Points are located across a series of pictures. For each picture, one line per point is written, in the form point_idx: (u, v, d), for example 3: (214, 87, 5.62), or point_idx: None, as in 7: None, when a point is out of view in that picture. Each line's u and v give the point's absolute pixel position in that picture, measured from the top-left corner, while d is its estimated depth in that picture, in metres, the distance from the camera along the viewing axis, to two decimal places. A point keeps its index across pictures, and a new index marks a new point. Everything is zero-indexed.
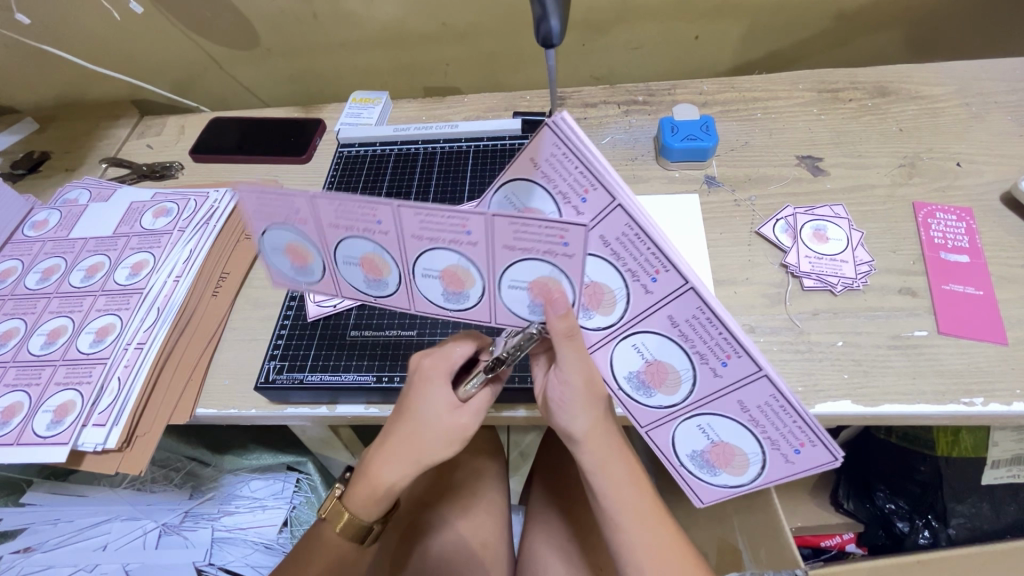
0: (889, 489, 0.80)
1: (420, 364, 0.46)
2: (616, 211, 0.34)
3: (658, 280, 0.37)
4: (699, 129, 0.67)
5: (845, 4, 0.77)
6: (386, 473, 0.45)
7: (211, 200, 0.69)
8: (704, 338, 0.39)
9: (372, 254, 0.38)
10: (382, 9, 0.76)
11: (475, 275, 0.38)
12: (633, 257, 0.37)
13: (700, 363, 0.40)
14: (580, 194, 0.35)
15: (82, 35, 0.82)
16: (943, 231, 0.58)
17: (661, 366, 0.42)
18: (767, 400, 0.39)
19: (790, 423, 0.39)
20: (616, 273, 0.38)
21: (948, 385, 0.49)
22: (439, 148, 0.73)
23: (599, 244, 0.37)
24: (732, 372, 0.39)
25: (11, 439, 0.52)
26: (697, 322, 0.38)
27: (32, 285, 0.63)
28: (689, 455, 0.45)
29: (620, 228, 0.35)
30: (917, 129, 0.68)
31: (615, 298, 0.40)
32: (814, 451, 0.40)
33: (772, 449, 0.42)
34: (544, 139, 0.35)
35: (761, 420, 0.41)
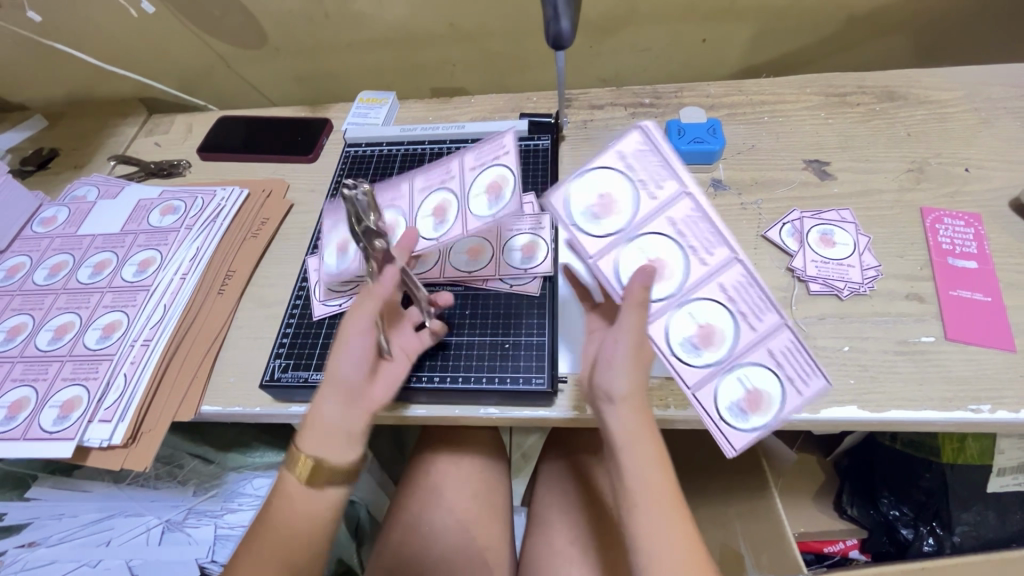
0: (893, 495, 0.80)
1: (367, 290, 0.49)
2: (682, 198, 0.47)
3: (710, 253, 0.47)
4: (706, 131, 0.67)
5: (854, 7, 0.76)
6: (321, 405, 0.47)
7: (218, 198, 0.69)
8: (746, 297, 0.46)
9: (444, 198, 0.56)
10: (391, 9, 0.77)
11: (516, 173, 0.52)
12: (692, 236, 0.47)
13: (743, 320, 0.46)
14: (657, 184, 0.47)
15: (93, 33, 0.82)
16: (952, 237, 0.58)
17: (711, 324, 0.47)
18: (788, 345, 0.46)
19: (806, 360, 0.45)
20: (676, 249, 0.47)
21: (955, 392, 0.49)
22: (446, 148, 0.74)
23: (667, 223, 0.47)
24: (764, 326, 0.46)
25: (17, 434, 0.52)
26: (740, 287, 0.47)
27: (40, 280, 0.64)
28: (727, 409, 0.46)
29: (685, 212, 0.47)
30: (926, 134, 0.67)
31: (672, 269, 0.47)
32: (819, 385, 0.45)
33: (790, 391, 0.45)
34: (635, 138, 0.48)
35: (784, 364, 0.46)
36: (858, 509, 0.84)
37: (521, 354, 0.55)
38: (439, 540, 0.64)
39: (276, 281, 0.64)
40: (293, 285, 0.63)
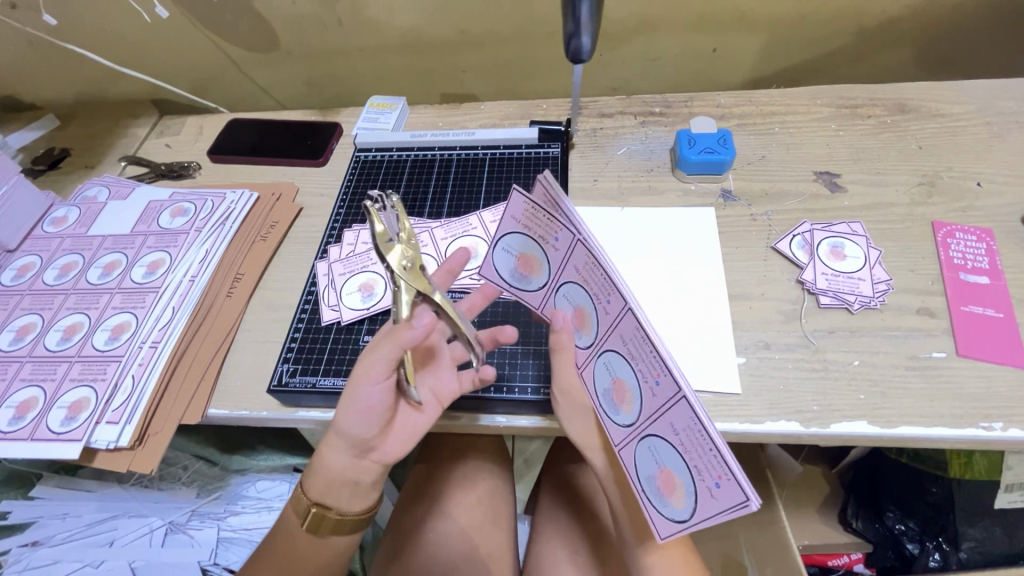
0: (900, 509, 0.79)
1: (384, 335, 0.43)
2: (577, 246, 0.40)
3: (612, 302, 0.40)
4: (716, 141, 0.67)
5: (865, 19, 0.77)
6: (326, 452, 0.47)
7: (228, 201, 0.69)
8: (644, 355, 0.38)
9: (529, 252, 0.45)
10: (403, 15, 0.77)
11: (543, 267, 0.45)
12: (595, 282, 0.40)
13: (644, 381, 0.39)
14: (552, 234, 0.42)
15: (107, 35, 0.83)
16: (963, 251, 0.58)
17: (623, 385, 0.41)
18: (690, 425, 0.35)
19: (708, 451, 0.34)
20: (586, 295, 0.42)
21: (966, 408, 0.48)
22: (455, 154, 0.74)
23: (574, 272, 0.42)
24: (663, 391, 0.37)
25: (24, 435, 0.52)
26: (637, 340, 0.38)
27: (50, 281, 0.64)
28: (646, 479, 0.42)
29: (582, 258, 0.40)
30: (937, 148, 0.67)
31: (591, 319, 0.43)
32: (730, 486, 0.34)
33: (698, 480, 0.36)
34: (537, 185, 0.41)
35: (688, 446, 0.36)
36: (864, 522, 0.82)
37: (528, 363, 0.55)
38: (445, 547, 0.63)
39: (284, 285, 0.64)
40: (302, 289, 0.63)
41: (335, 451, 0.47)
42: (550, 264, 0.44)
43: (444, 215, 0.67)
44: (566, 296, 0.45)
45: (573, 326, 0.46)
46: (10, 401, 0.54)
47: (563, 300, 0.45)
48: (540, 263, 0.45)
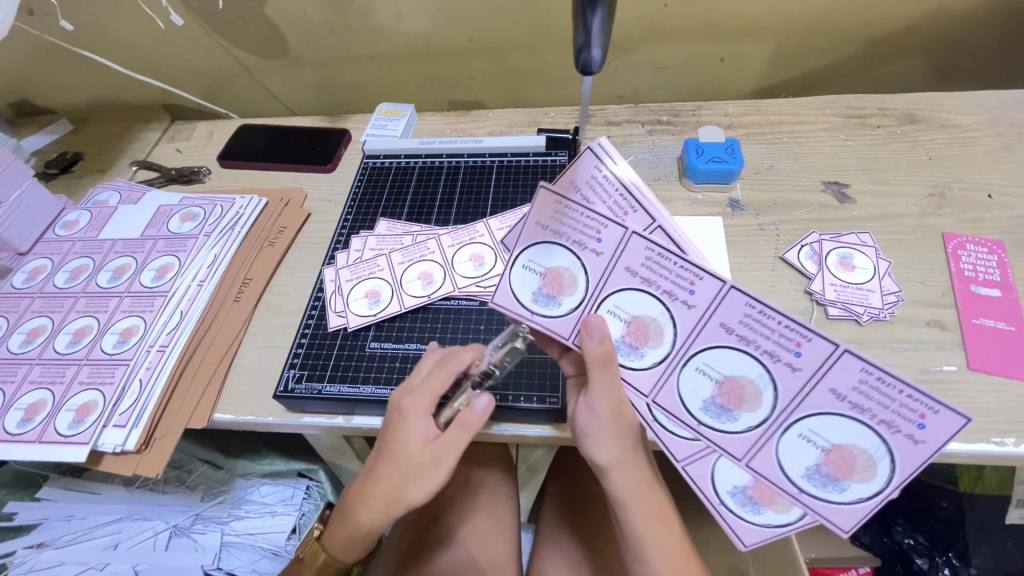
0: (908, 522, 0.80)
1: (408, 402, 0.45)
2: (633, 239, 0.36)
3: (696, 291, 0.36)
4: (724, 151, 0.67)
5: (874, 29, 0.76)
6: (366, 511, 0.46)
7: (237, 206, 0.69)
8: (766, 333, 0.34)
9: (560, 266, 0.39)
10: (413, 23, 0.78)
11: (580, 283, 0.39)
12: (664, 277, 0.36)
13: (773, 362, 0.35)
14: (594, 234, 0.38)
15: (122, 42, 0.84)
16: (974, 263, 0.57)
17: (734, 381, 0.36)
18: (860, 379, 0.32)
19: (898, 396, 0.32)
20: (651, 297, 0.37)
21: (977, 423, 0.48)
22: (463, 162, 0.74)
23: (629, 275, 0.37)
24: (809, 360, 0.34)
25: (33, 437, 0.52)
26: (751, 320, 0.34)
27: (61, 284, 0.65)
28: (805, 475, 0.35)
29: (643, 253, 0.36)
30: (947, 158, 0.67)
31: (660, 326, 0.38)
32: (941, 420, 0.31)
33: (890, 432, 0.33)
34: (585, 165, 0.40)
35: (866, 403, 0.33)
36: (871, 536, 0.83)
37: (534, 370, 0.55)
38: (448, 556, 0.63)
39: (291, 290, 0.64)
40: (309, 295, 0.63)
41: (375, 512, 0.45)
42: (590, 274, 0.39)
43: (451, 222, 0.68)
44: (617, 308, 0.39)
45: (627, 344, 0.40)
46: (19, 403, 0.55)
47: (610, 317, 0.39)
48: (576, 277, 0.39)
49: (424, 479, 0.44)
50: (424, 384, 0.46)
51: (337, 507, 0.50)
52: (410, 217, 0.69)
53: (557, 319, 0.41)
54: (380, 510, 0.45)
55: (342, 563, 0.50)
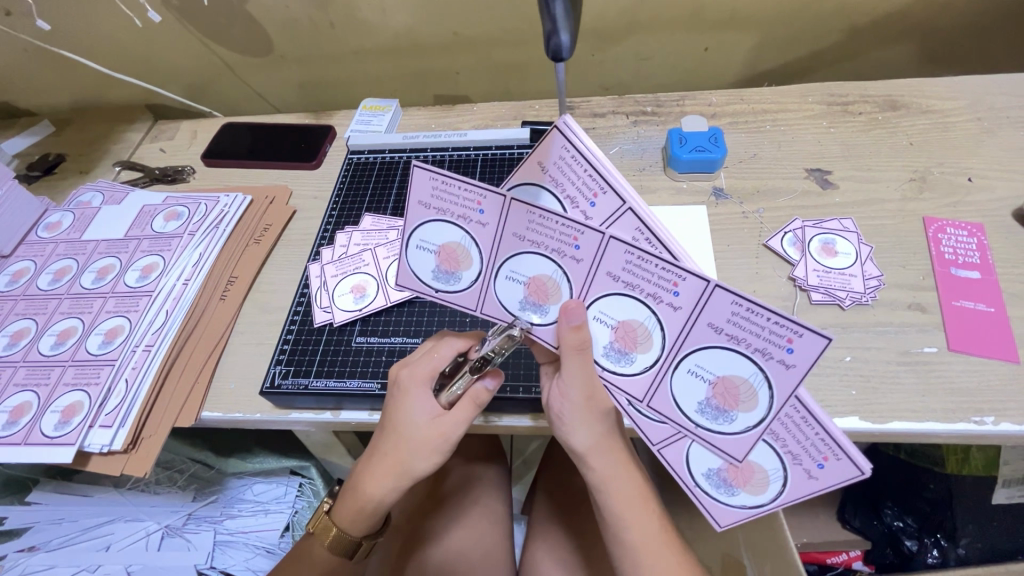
0: (898, 505, 0.79)
1: (399, 374, 0.46)
2: (512, 206, 0.37)
3: (581, 246, 0.37)
4: (707, 140, 0.67)
5: (855, 17, 0.77)
6: (372, 485, 0.46)
7: (222, 204, 0.69)
8: (648, 277, 0.36)
9: (455, 243, 0.40)
10: (395, 17, 0.77)
11: (474, 256, 0.40)
12: (549, 236, 0.37)
13: (656, 304, 0.37)
14: (474, 207, 0.38)
15: (103, 42, 0.84)
16: (954, 246, 0.58)
17: (627, 325, 0.39)
18: (733, 311, 0.34)
19: (767, 323, 0.33)
20: (543, 258, 0.39)
21: (958, 403, 0.48)
22: (448, 156, 0.74)
23: (516, 241, 0.38)
24: (687, 298, 0.35)
25: (18, 439, 0.52)
26: (633, 266, 0.36)
27: (45, 285, 0.64)
28: (696, 409, 0.39)
29: (525, 219, 0.37)
30: (928, 143, 0.67)
31: (555, 283, 0.39)
32: (806, 343, 0.33)
33: (763, 359, 0.35)
34: (552, 143, 0.38)
35: (739, 333, 0.35)
36: (862, 520, 0.81)
37: (521, 361, 0.56)
38: (441, 548, 0.63)
39: (277, 287, 0.64)
40: (295, 292, 0.63)
41: (381, 485, 0.45)
42: (480, 247, 0.40)
43: None
44: (514, 274, 0.40)
45: (531, 303, 0.41)
46: (4, 405, 0.55)
47: (509, 281, 0.41)
48: (467, 252, 0.40)
49: (428, 451, 0.44)
50: (422, 358, 0.46)
51: (346, 480, 0.49)
52: (395, 212, 0.69)
53: (462, 292, 0.43)
54: (386, 486, 0.45)
55: (351, 536, 0.48)
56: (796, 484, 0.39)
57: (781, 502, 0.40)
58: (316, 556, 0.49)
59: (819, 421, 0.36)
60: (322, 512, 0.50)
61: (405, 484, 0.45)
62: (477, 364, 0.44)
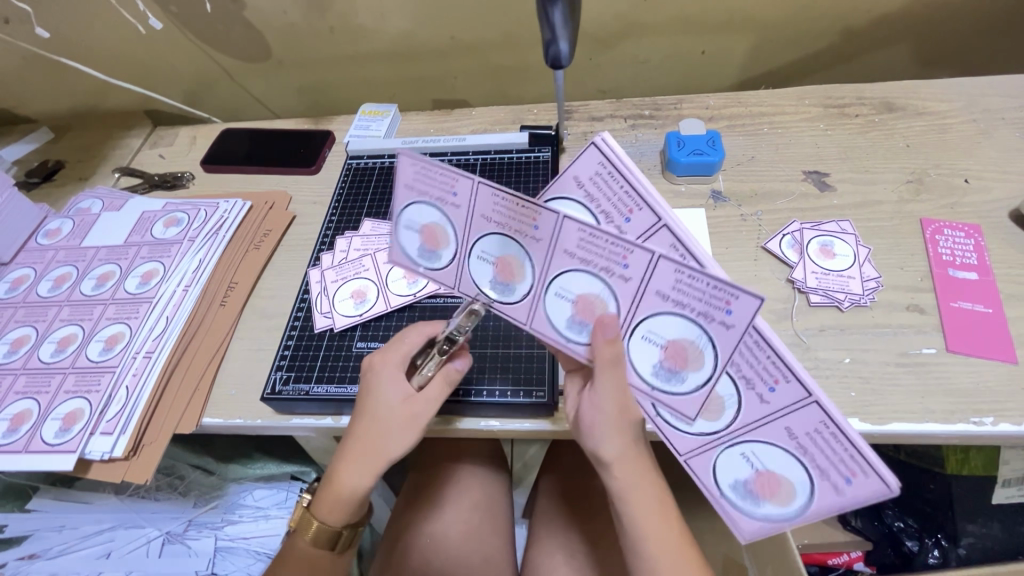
0: (897, 506, 0.80)
1: (371, 359, 0.48)
2: (481, 189, 0.38)
3: (539, 225, 0.38)
4: (705, 143, 0.67)
5: (850, 19, 0.77)
6: (347, 471, 0.46)
7: (221, 210, 0.69)
8: (698, 296, 0.35)
9: (436, 224, 0.41)
10: (393, 23, 0.78)
11: (452, 237, 0.41)
12: (599, 253, 0.37)
13: (609, 277, 0.38)
14: (449, 188, 0.39)
15: (102, 49, 0.84)
16: (951, 248, 0.58)
17: (586, 299, 0.40)
18: (676, 279, 0.35)
19: (705, 288, 0.34)
20: (591, 275, 0.39)
21: (957, 404, 0.49)
22: (447, 160, 0.74)
23: (486, 221, 0.39)
24: (740, 318, 0.34)
25: (19, 447, 0.52)
26: (587, 241, 0.37)
27: (44, 293, 0.64)
28: (651, 373, 0.40)
29: (575, 235, 0.37)
30: (924, 145, 0.68)
31: (602, 300, 0.39)
32: (743, 305, 0.34)
33: (705, 322, 0.36)
34: (587, 159, 0.39)
35: (682, 298, 0.36)
36: (863, 520, 0.81)
37: (522, 365, 0.56)
38: (441, 552, 0.63)
39: (278, 293, 0.64)
40: (295, 297, 0.63)
41: (355, 469, 0.46)
42: (458, 230, 0.41)
43: None
44: (562, 291, 0.40)
45: (500, 283, 0.42)
46: (4, 413, 0.55)
47: (482, 262, 0.42)
48: (446, 233, 0.41)
49: (400, 431, 0.46)
50: (393, 345, 0.49)
51: (322, 474, 0.49)
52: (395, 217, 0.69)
53: (440, 270, 0.43)
54: (361, 471, 0.46)
55: (332, 526, 0.49)
56: (824, 501, 0.39)
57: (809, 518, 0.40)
58: (300, 551, 0.49)
59: (846, 434, 0.37)
60: (302, 508, 0.50)
61: (380, 468, 0.46)
62: (445, 346, 0.48)
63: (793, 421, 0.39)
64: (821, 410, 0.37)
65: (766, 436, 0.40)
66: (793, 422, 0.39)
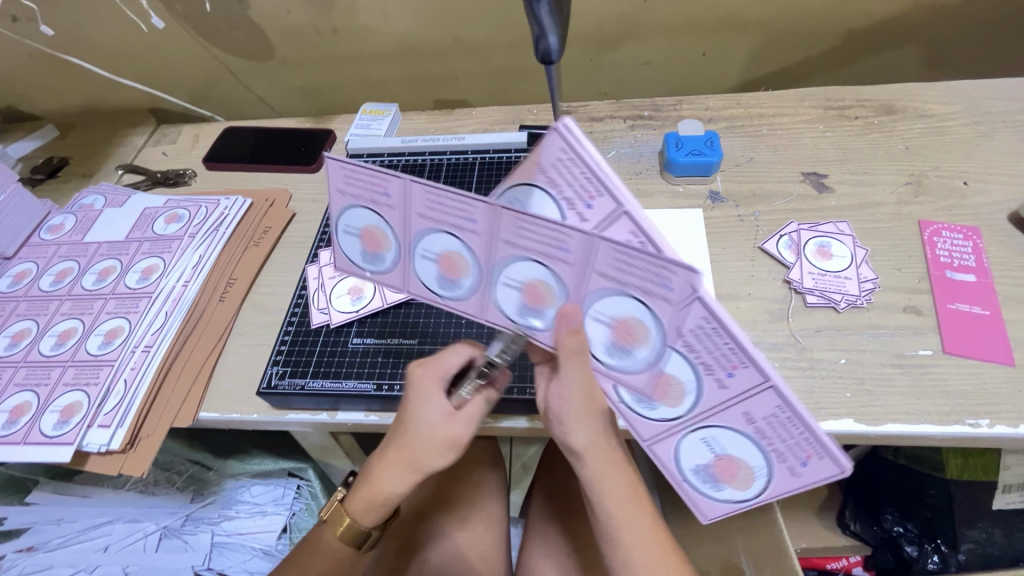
0: (898, 511, 0.78)
1: (414, 373, 0.46)
2: (410, 186, 0.36)
3: (476, 219, 0.36)
4: (703, 144, 0.67)
5: (851, 21, 0.77)
6: (386, 478, 0.46)
7: (222, 207, 0.70)
8: (638, 275, 0.33)
9: (374, 227, 0.40)
10: (395, 22, 0.78)
11: (391, 239, 0.41)
12: (539, 240, 0.36)
13: (555, 265, 0.37)
14: (380, 190, 0.38)
15: (108, 48, 0.85)
16: (950, 250, 0.58)
17: (536, 286, 0.39)
18: (617, 256, 0.34)
19: (648, 266, 0.33)
20: (537, 263, 0.37)
21: (953, 405, 0.48)
22: (446, 160, 0.74)
23: (423, 220, 0.38)
24: (680, 298, 0.33)
25: (18, 438, 0.53)
26: (527, 230, 0.35)
27: (46, 287, 0.65)
28: (611, 360, 0.41)
29: (512, 224, 0.35)
30: (924, 148, 0.68)
31: (552, 288, 0.38)
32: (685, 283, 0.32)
33: (649, 300, 0.35)
34: (550, 144, 0.37)
35: (624, 276, 0.34)
36: (862, 525, 0.81)
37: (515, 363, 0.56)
38: (437, 549, 0.64)
39: (276, 289, 0.65)
40: (292, 293, 0.64)
41: (394, 478, 0.46)
42: (393, 228, 0.40)
43: None
44: (510, 280, 0.39)
45: (447, 282, 0.42)
46: (4, 405, 0.55)
47: (425, 260, 0.41)
48: (384, 233, 0.40)
49: (442, 448, 0.45)
50: (437, 360, 0.46)
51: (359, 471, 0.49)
52: None
53: (389, 273, 0.43)
54: (402, 478, 0.46)
55: (363, 528, 0.48)
56: (779, 481, 0.41)
57: (765, 497, 0.43)
58: (327, 546, 0.49)
59: (805, 421, 0.37)
60: (334, 501, 0.50)
61: (418, 478, 0.46)
62: (485, 369, 0.45)
63: (752, 406, 0.39)
64: (779, 396, 0.37)
65: (729, 422, 0.41)
66: (753, 407, 0.39)
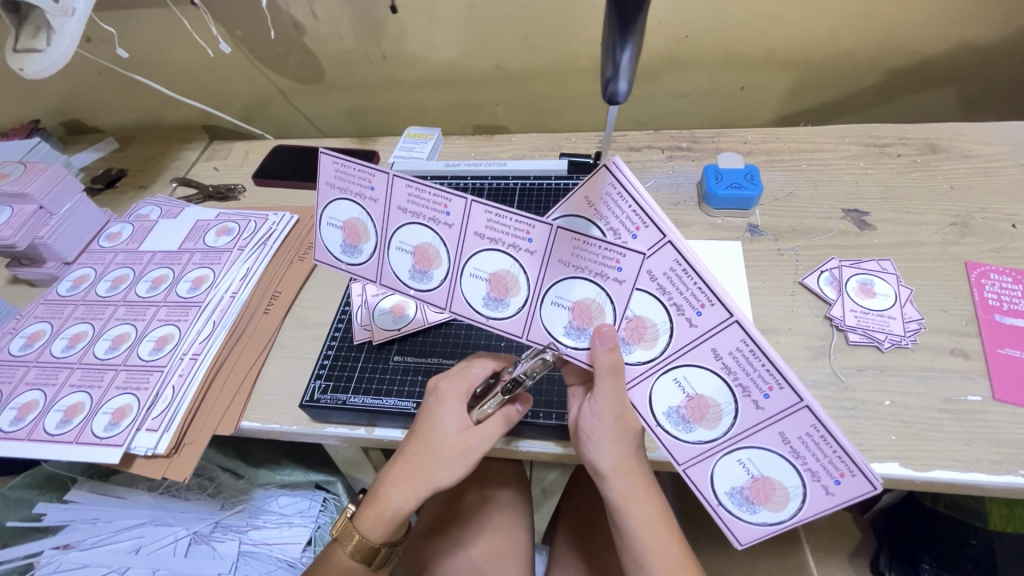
0: (937, 562, 0.73)
1: (437, 385, 0.49)
2: (473, 207, 0.41)
3: (533, 239, 0.41)
4: (743, 178, 0.68)
5: (892, 60, 0.78)
6: (392, 491, 0.47)
7: (270, 222, 0.73)
8: (681, 290, 0.39)
9: (428, 244, 0.44)
10: (442, 51, 0.82)
11: (443, 256, 0.44)
12: (593, 260, 0.40)
13: (605, 282, 0.40)
14: (367, 184, 0.43)
15: (171, 68, 0.90)
16: (999, 293, 0.57)
17: (583, 305, 0.42)
18: (671, 268, 0.39)
19: (693, 286, 0.39)
20: (587, 282, 0.41)
21: (1005, 454, 0.47)
22: (487, 183, 0.76)
23: (478, 239, 0.42)
24: (706, 321, 0.40)
25: (70, 438, 0.55)
26: (580, 250, 0.40)
27: (103, 292, 0.68)
28: (665, 412, 0.45)
29: (570, 244, 0.40)
30: (969, 188, 0.67)
31: (599, 306, 0.42)
32: (714, 312, 0.39)
33: (677, 314, 0.41)
34: (600, 181, 0.39)
35: (667, 287, 0.40)
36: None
37: (550, 387, 0.56)
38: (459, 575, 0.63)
39: (318, 303, 0.66)
40: (335, 309, 0.65)
41: (402, 492, 0.47)
42: (448, 246, 0.44)
43: None
44: (560, 299, 0.43)
45: (492, 299, 0.45)
46: (14, 403, 0.59)
47: (473, 278, 0.45)
48: (438, 251, 0.44)
49: (457, 461, 0.46)
50: (460, 373, 0.50)
51: (368, 487, 0.50)
52: None
53: (432, 291, 0.46)
54: (408, 493, 0.47)
55: (371, 543, 0.49)
56: (813, 501, 0.41)
57: (799, 519, 0.42)
58: (338, 561, 0.50)
59: (835, 439, 0.39)
60: (345, 518, 0.51)
61: (424, 493, 0.47)
62: (508, 385, 0.48)
63: (786, 426, 0.41)
64: (813, 415, 0.39)
65: (762, 442, 0.42)
66: (787, 427, 0.41)
